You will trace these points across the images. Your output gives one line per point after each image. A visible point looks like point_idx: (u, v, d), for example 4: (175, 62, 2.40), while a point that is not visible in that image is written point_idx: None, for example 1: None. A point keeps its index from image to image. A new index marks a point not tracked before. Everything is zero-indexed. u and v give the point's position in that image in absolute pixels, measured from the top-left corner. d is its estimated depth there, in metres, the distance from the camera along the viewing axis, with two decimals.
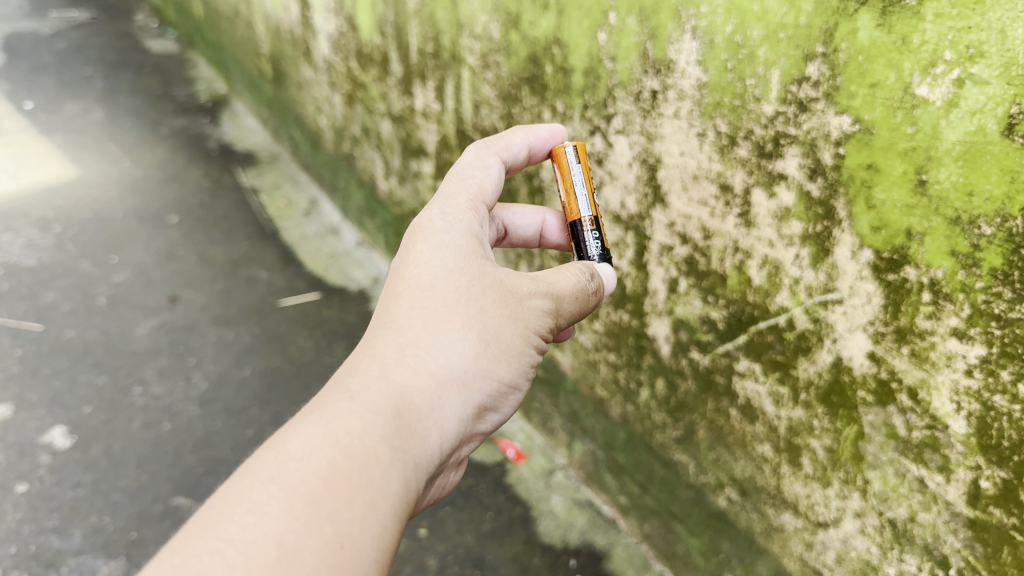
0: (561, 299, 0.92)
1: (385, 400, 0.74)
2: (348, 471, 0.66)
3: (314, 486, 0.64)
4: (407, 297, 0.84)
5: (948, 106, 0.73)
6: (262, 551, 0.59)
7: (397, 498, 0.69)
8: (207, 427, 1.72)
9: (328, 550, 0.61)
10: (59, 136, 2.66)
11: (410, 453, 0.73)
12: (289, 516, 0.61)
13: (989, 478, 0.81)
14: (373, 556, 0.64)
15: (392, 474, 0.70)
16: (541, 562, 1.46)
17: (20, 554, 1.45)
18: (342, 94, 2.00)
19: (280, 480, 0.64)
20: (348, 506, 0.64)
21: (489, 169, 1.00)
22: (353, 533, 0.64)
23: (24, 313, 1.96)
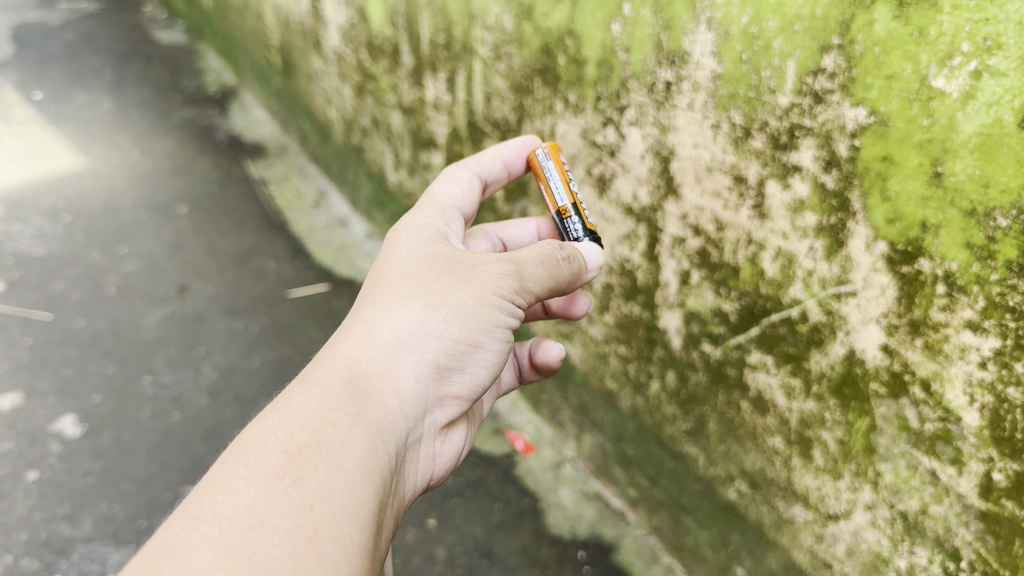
0: (525, 262, 0.92)
1: (340, 378, 0.81)
2: (306, 441, 0.73)
3: (277, 459, 0.71)
4: (366, 293, 0.92)
5: (965, 98, 0.73)
6: (234, 520, 0.65)
7: (361, 457, 0.76)
8: (217, 416, 1.72)
9: (298, 512, 0.67)
10: (68, 126, 2.66)
11: (367, 417, 0.79)
12: (255, 488, 0.68)
13: (1002, 470, 0.81)
14: (346, 512, 0.70)
15: (351, 437, 0.76)
16: (549, 554, 1.47)
17: (32, 541, 1.45)
18: (352, 85, 2.00)
19: (243, 460, 0.71)
20: (311, 471, 0.71)
21: (462, 181, 1.08)
22: (321, 494, 0.70)
23: (34, 302, 1.97)
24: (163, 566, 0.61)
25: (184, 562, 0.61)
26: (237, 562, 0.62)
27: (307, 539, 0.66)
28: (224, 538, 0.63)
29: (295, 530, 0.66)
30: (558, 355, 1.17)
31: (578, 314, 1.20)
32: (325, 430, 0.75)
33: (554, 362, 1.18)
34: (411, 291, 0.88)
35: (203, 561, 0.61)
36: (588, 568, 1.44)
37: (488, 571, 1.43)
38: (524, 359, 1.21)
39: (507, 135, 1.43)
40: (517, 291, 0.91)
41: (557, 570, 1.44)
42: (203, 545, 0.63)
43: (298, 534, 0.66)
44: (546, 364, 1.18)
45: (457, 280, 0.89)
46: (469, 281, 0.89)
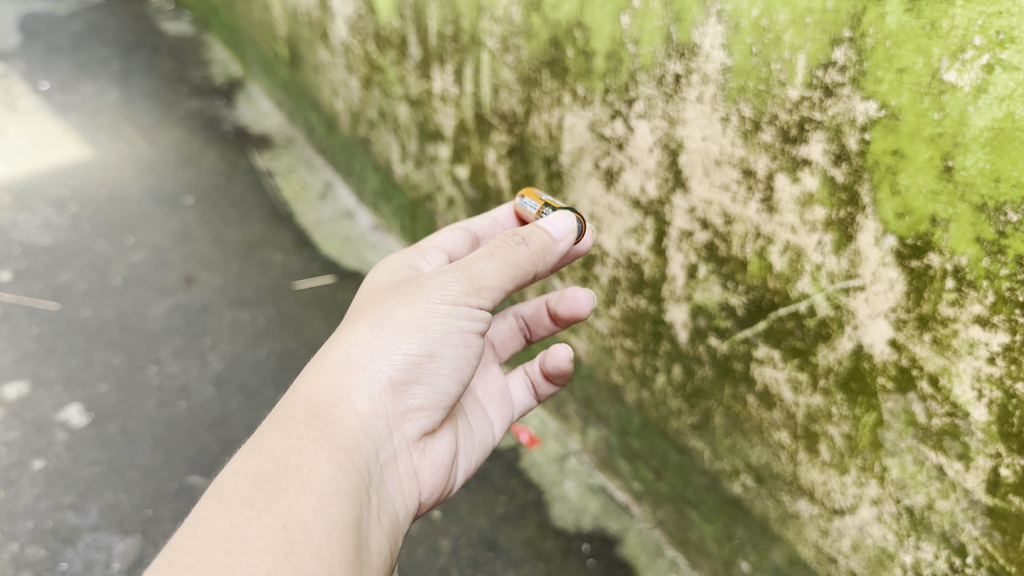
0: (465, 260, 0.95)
1: (303, 411, 0.87)
2: (274, 470, 0.80)
3: (247, 490, 0.77)
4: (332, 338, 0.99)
5: (976, 92, 0.73)
6: (212, 548, 0.71)
7: (329, 475, 0.82)
8: (223, 407, 1.72)
9: (272, 532, 0.74)
10: (75, 116, 2.66)
11: (333, 438, 0.85)
12: (230, 517, 0.74)
13: (1010, 466, 0.81)
14: (320, 527, 0.77)
15: (317, 458, 0.82)
16: (554, 546, 1.47)
17: (38, 530, 1.46)
18: (359, 77, 2.00)
19: (217, 495, 0.77)
20: (282, 494, 0.77)
21: (450, 233, 1.19)
22: (293, 513, 0.76)
23: (41, 292, 1.97)
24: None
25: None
26: None
27: (284, 556, 0.72)
28: (204, 565, 0.69)
29: (270, 548, 0.72)
30: (566, 357, 1.17)
31: (583, 314, 1.15)
32: (290, 457, 0.81)
33: (564, 364, 1.18)
34: (363, 321, 0.94)
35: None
36: (593, 561, 1.44)
37: (492, 564, 1.44)
38: (537, 372, 1.23)
39: (514, 127, 1.43)
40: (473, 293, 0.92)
41: (561, 563, 1.44)
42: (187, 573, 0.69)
43: (274, 552, 0.72)
44: (559, 368, 1.18)
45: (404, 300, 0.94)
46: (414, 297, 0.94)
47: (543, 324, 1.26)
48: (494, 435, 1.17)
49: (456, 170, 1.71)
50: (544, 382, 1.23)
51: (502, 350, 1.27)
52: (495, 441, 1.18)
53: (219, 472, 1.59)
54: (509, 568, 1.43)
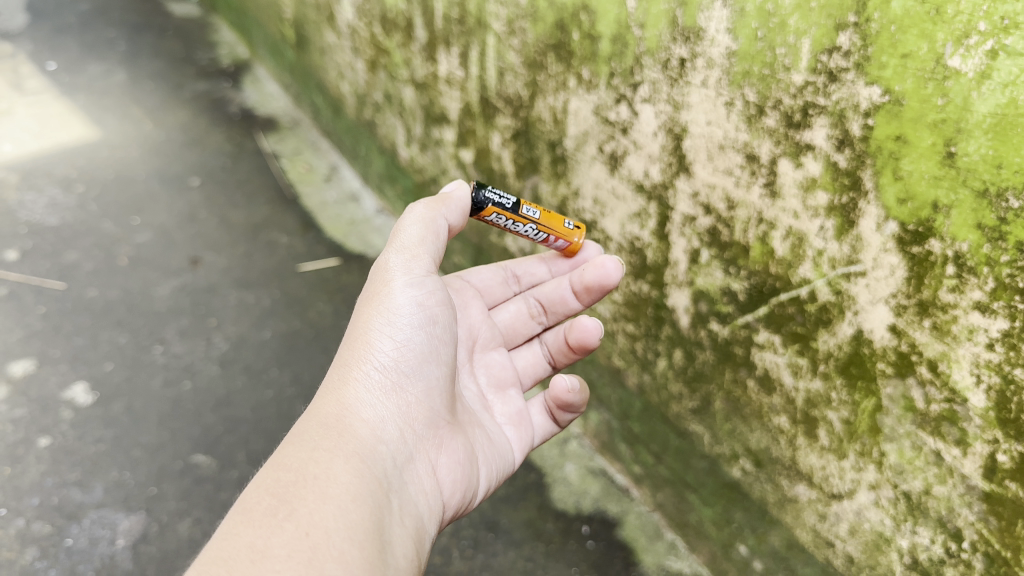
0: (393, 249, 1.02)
1: (313, 426, 0.90)
2: (292, 480, 0.81)
3: (269, 501, 0.78)
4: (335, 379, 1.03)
5: (980, 78, 0.73)
6: (237, 558, 0.72)
7: (342, 476, 0.84)
8: (227, 386, 1.74)
9: (294, 540, 0.74)
10: (82, 97, 2.66)
11: (339, 443, 0.88)
12: (255, 528, 0.75)
13: (1006, 452, 0.82)
14: (341, 531, 0.77)
15: (328, 463, 0.85)
16: (554, 528, 1.48)
17: (43, 506, 1.47)
18: (365, 60, 2.00)
19: (240, 510, 0.78)
20: (301, 503, 0.78)
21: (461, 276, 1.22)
22: (314, 520, 0.77)
23: (47, 271, 1.98)
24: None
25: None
26: None
27: (307, 560, 0.73)
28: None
29: (293, 554, 0.73)
30: (569, 386, 1.12)
31: (591, 342, 1.15)
32: (306, 467, 0.83)
33: (565, 393, 1.13)
34: (347, 347, 0.99)
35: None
36: (592, 543, 1.45)
37: (493, 544, 1.45)
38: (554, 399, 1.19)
39: (520, 111, 1.43)
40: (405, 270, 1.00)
41: (561, 544, 1.45)
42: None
43: (297, 558, 0.73)
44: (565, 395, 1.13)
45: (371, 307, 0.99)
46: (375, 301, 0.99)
47: (564, 352, 1.23)
48: (514, 457, 1.15)
49: (461, 154, 1.72)
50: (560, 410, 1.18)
51: (525, 375, 1.24)
52: (514, 466, 1.16)
53: (223, 451, 1.60)
54: (510, 549, 1.44)
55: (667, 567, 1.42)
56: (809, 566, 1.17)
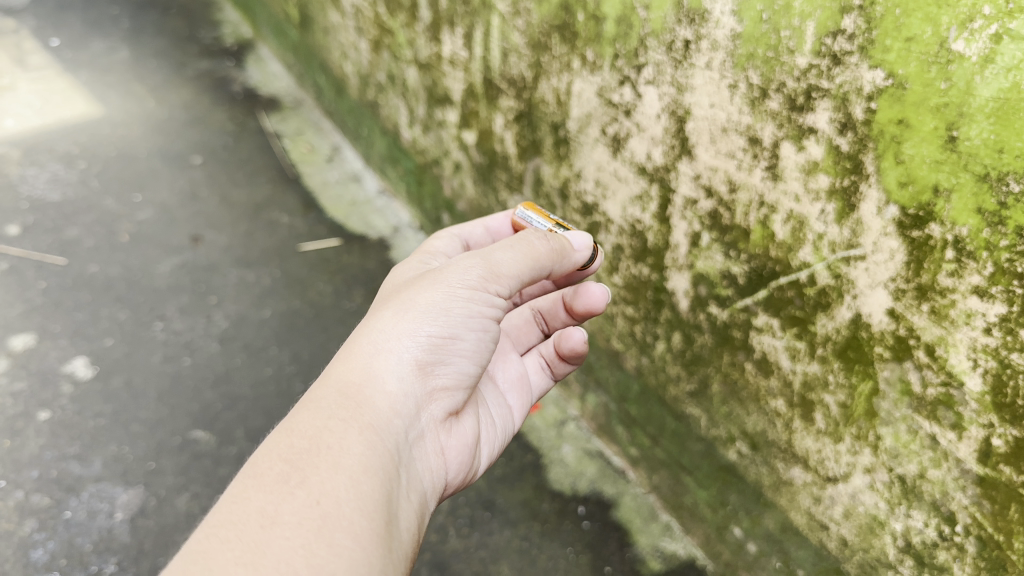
0: (493, 252, 0.93)
1: (333, 389, 0.85)
2: (306, 449, 0.79)
3: (280, 467, 0.77)
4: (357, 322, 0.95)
5: (984, 62, 0.73)
6: (246, 523, 0.71)
7: (360, 454, 0.80)
8: (227, 363, 1.74)
9: (304, 508, 0.73)
10: (85, 74, 2.66)
11: (362, 422, 0.83)
12: (265, 494, 0.74)
13: (1001, 436, 0.82)
14: (351, 503, 0.76)
15: (347, 439, 0.81)
16: (550, 508, 1.49)
17: (42, 479, 1.48)
18: (369, 40, 2.00)
19: (253, 472, 0.77)
20: (314, 471, 0.77)
21: (444, 239, 1.11)
22: (325, 489, 0.75)
23: (49, 246, 1.99)
24: (192, 569, 0.68)
25: (207, 564, 0.68)
26: (252, 558, 0.68)
27: (316, 530, 0.72)
28: (241, 538, 0.70)
29: (303, 523, 0.72)
30: (582, 338, 1.17)
31: (598, 308, 1.14)
32: (322, 436, 0.80)
33: (578, 347, 1.17)
34: (391, 306, 0.91)
35: (223, 562, 0.68)
36: (588, 523, 1.46)
37: (489, 523, 1.46)
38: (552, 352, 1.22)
39: (523, 93, 1.43)
40: (490, 280, 0.92)
41: (557, 524, 1.46)
42: (224, 546, 0.69)
43: (307, 526, 0.72)
44: (575, 351, 1.17)
45: (432, 285, 0.91)
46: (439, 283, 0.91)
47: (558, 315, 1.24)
48: (514, 421, 1.16)
49: (464, 135, 1.72)
50: (560, 363, 1.22)
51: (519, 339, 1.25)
52: (514, 429, 1.16)
53: (222, 427, 1.61)
54: (506, 528, 1.45)
55: (662, 548, 1.43)
56: (803, 548, 1.17)
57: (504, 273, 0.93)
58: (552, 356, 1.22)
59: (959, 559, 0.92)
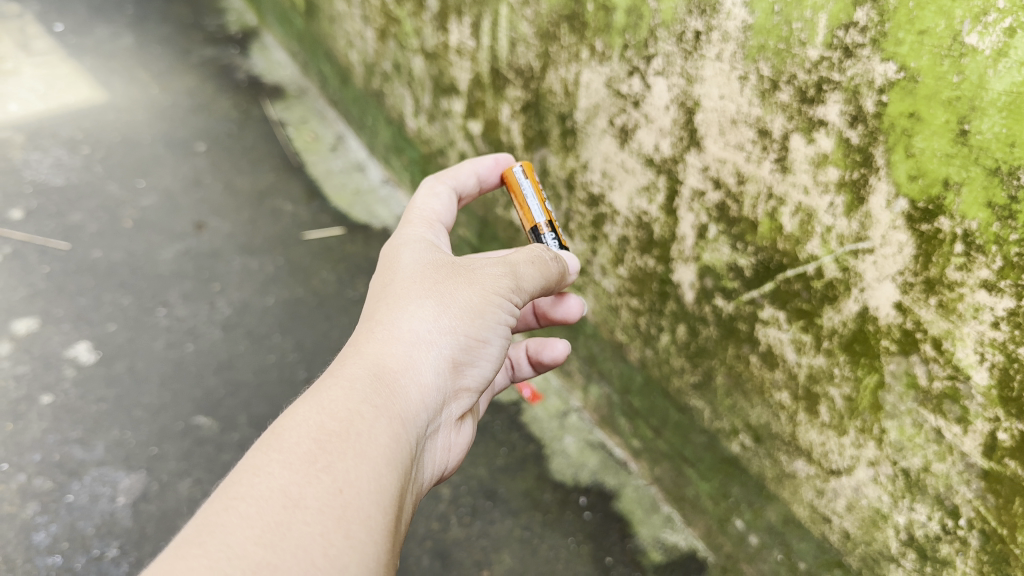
0: (520, 264, 0.97)
1: (363, 371, 0.83)
2: (336, 430, 0.76)
3: (308, 446, 0.74)
4: (377, 301, 0.94)
5: (997, 56, 0.73)
6: (269, 502, 0.68)
7: (388, 446, 0.79)
8: (230, 350, 1.74)
9: (328, 495, 0.70)
10: (89, 59, 2.65)
11: (396, 410, 0.82)
12: (289, 472, 0.71)
13: (1007, 430, 0.82)
14: (373, 495, 0.74)
15: (378, 428, 0.79)
16: (552, 498, 1.49)
17: (45, 462, 1.48)
18: (375, 28, 1.99)
19: (278, 447, 0.73)
20: (341, 457, 0.74)
21: (439, 194, 1.11)
22: (350, 478, 0.73)
23: (52, 231, 1.98)
24: (205, 540, 0.63)
25: (223, 537, 0.64)
26: (273, 540, 0.65)
27: (338, 519, 0.69)
28: (262, 517, 0.66)
29: (326, 510, 0.69)
30: (562, 352, 1.20)
31: (573, 319, 1.20)
32: (353, 420, 0.78)
33: (558, 359, 1.20)
34: (425, 296, 0.91)
35: (243, 537, 0.64)
36: (589, 514, 1.47)
37: (491, 512, 1.46)
38: (520, 354, 1.23)
39: (531, 83, 1.43)
40: (514, 289, 0.95)
41: (559, 515, 1.46)
42: (243, 522, 0.65)
43: (329, 514, 0.69)
44: (555, 361, 1.21)
45: (467, 284, 0.93)
46: (474, 283, 0.93)
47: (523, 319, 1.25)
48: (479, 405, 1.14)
49: (469, 125, 1.71)
50: (525, 365, 1.24)
51: None
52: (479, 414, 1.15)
53: (225, 414, 1.61)
54: (507, 517, 1.46)
55: (663, 539, 1.43)
56: (804, 541, 1.18)
57: (525, 288, 0.97)
58: (519, 359, 1.23)
59: (962, 552, 0.92)
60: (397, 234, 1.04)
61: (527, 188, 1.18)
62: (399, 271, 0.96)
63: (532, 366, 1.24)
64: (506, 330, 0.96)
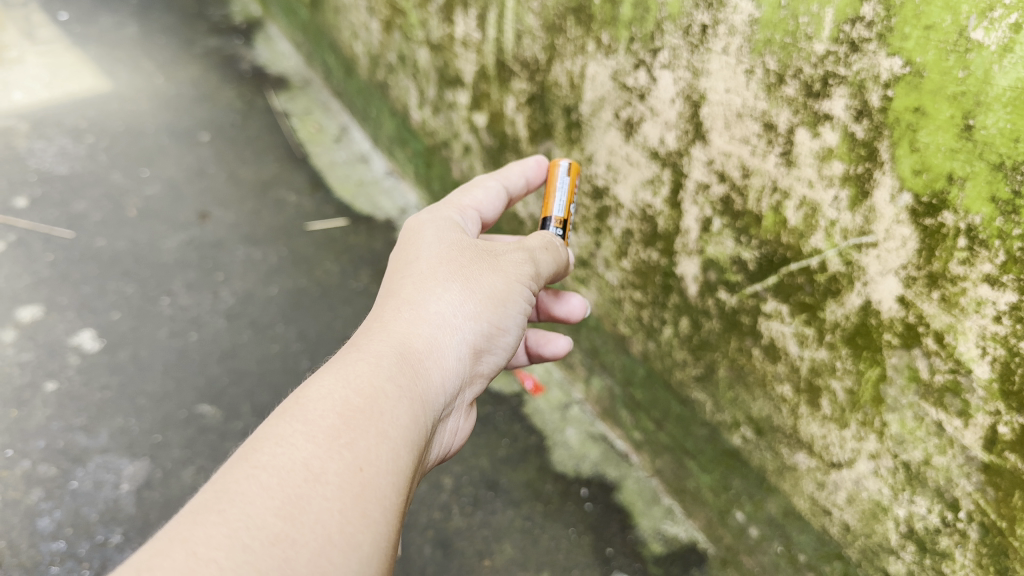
0: (536, 251, 1.01)
1: (388, 349, 0.84)
2: (361, 407, 0.76)
3: (333, 420, 0.74)
4: (401, 278, 0.94)
5: (1002, 51, 0.73)
6: (291, 474, 0.68)
7: (408, 427, 0.79)
8: (233, 339, 1.75)
9: (349, 472, 0.71)
10: (93, 48, 2.66)
11: (418, 391, 0.83)
12: (312, 445, 0.71)
13: (1008, 424, 0.83)
14: (391, 476, 0.74)
15: (401, 408, 0.79)
16: (553, 489, 1.50)
17: (49, 449, 1.49)
18: (380, 20, 1.99)
19: (303, 418, 0.74)
20: (363, 436, 0.74)
21: (489, 187, 1.13)
22: (371, 457, 0.73)
23: (56, 219, 1.99)
24: (224, 509, 0.64)
25: (243, 506, 0.65)
26: (292, 512, 0.65)
27: (357, 497, 0.70)
28: (283, 488, 0.67)
29: (345, 487, 0.70)
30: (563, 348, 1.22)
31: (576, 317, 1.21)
32: (377, 399, 0.78)
33: (559, 353, 1.22)
34: (450, 279, 0.92)
35: (262, 508, 0.65)
36: (590, 505, 1.47)
37: (493, 502, 1.47)
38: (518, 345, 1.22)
39: (536, 75, 1.43)
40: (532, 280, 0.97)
41: (559, 506, 1.47)
42: (262, 492, 0.66)
43: (348, 491, 0.69)
44: (556, 355, 1.22)
45: (491, 271, 0.94)
46: (495, 269, 0.94)
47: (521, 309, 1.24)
48: None
49: (474, 117, 1.72)
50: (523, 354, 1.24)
51: None
52: None
53: (228, 402, 1.62)
54: (509, 508, 1.46)
55: (664, 531, 1.44)
56: (804, 533, 1.18)
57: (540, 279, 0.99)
58: (516, 351, 1.23)
59: (961, 544, 0.93)
60: (422, 212, 1.04)
61: (561, 185, 1.19)
62: (423, 249, 0.97)
63: (529, 357, 1.24)
64: (522, 317, 0.97)
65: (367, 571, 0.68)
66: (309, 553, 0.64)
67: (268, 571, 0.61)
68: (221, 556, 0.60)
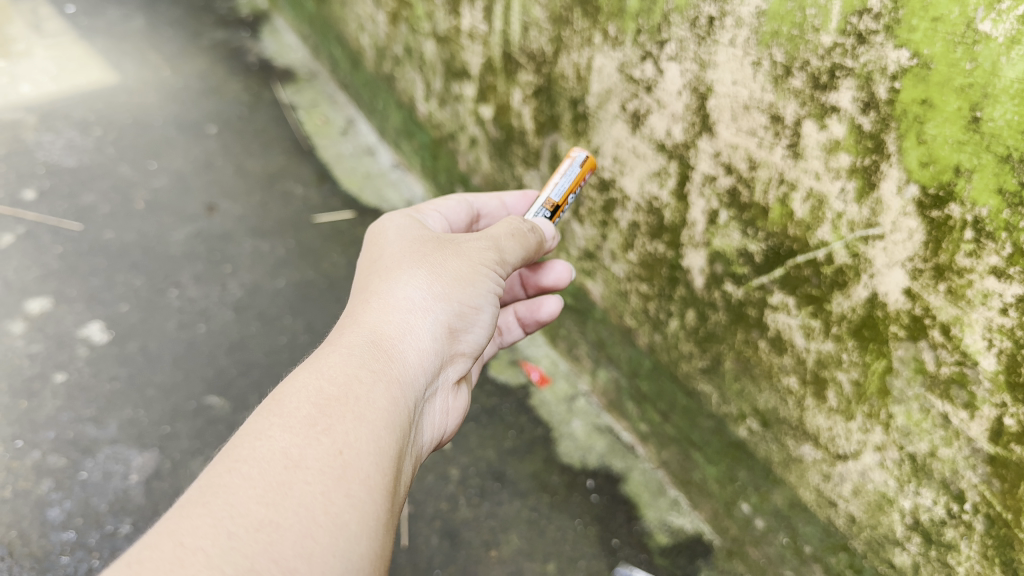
0: (501, 238, 0.99)
1: (359, 342, 0.84)
2: (335, 395, 0.77)
3: (308, 410, 0.75)
4: (370, 275, 0.95)
5: (1010, 43, 0.73)
6: (270, 463, 0.69)
7: (387, 409, 0.79)
8: (241, 331, 1.76)
9: (328, 456, 0.71)
10: (101, 40, 2.66)
11: (393, 375, 0.83)
12: (290, 435, 0.72)
13: (1014, 416, 0.83)
14: (372, 454, 0.74)
15: (376, 392, 0.80)
16: (559, 480, 1.51)
17: (58, 440, 1.50)
18: (387, 13, 2.00)
19: (277, 412, 0.74)
20: (340, 420, 0.75)
21: (449, 201, 1.17)
22: (350, 439, 0.74)
23: (64, 212, 2.00)
24: (209, 501, 0.65)
25: (227, 497, 0.65)
26: (275, 498, 0.66)
27: (339, 478, 0.70)
28: (264, 478, 0.67)
29: (326, 470, 0.70)
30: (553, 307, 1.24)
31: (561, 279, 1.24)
32: (352, 385, 0.79)
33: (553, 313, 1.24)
34: (416, 267, 0.93)
35: (245, 497, 0.66)
36: (596, 497, 1.48)
37: (499, 493, 1.48)
38: (508, 318, 1.26)
39: (543, 67, 1.43)
40: (499, 262, 0.98)
41: (566, 497, 1.48)
42: (245, 483, 0.67)
43: (328, 473, 0.70)
44: (551, 317, 1.25)
45: (455, 255, 0.94)
46: (461, 254, 0.95)
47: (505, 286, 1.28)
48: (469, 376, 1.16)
49: (480, 110, 1.72)
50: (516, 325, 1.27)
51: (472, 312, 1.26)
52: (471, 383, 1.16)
53: (236, 394, 1.63)
54: (515, 499, 1.47)
55: (669, 522, 1.45)
56: (810, 525, 1.19)
57: (509, 259, 1.00)
58: (508, 324, 1.26)
59: (966, 536, 0.93)
60: (385, 214, 1.06)
61: (569, 171, 1.21)
62: (387, 247, 0.98)
63: (523, 327, 1.27)
64: (494, 296, 0.97)
65: (358, 548, 0.68)
66: (295, 535, 0.64)
67: (256, 554, 0.62)
68: (208, 543, 0.61)
